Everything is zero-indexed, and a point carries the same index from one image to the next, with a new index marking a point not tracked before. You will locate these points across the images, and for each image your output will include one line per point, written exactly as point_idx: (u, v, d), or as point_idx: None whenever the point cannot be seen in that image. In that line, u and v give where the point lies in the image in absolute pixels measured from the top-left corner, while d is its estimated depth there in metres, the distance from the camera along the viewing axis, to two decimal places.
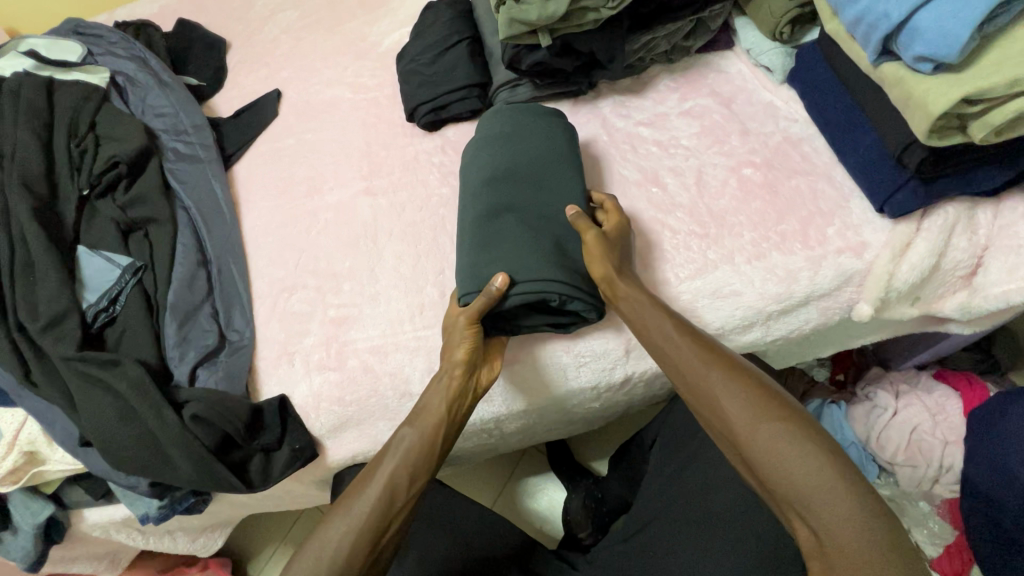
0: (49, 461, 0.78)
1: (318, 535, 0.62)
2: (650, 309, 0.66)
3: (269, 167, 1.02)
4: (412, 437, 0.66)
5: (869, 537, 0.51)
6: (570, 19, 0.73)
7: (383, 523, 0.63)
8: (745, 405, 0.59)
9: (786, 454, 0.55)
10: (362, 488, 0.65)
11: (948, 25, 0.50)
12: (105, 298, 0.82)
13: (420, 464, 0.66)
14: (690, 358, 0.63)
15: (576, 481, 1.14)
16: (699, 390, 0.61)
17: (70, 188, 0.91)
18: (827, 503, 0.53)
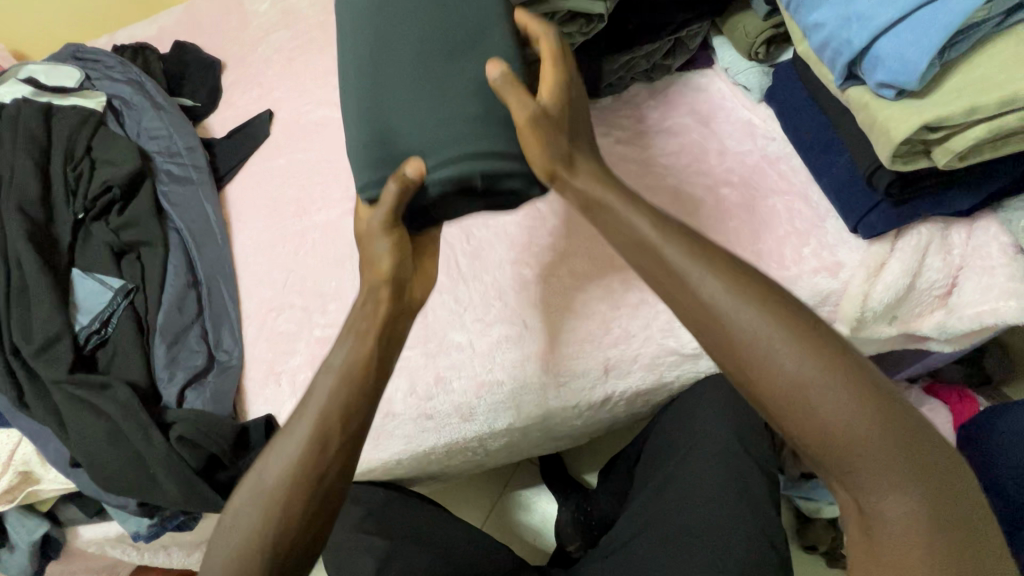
0: (43, 480, 0.80)
1: (251, 485, 0.54)
2: (650, 221, 0.51)
3: (260, 187, 1.04)
4: (334, 368, 0.57)
5: (936, 512, 0.41)
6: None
7: (322, 468, 0.54)
8: (777, 351, 0.45)
9: (838, 413, 0.43)
10: (291, 430, 0.55)
11: (908, 53, 0.50)
12: (97, 321, 0.84)
13: (348, 395, 0.56)
14: (710, 290, 0.47)
15: (567, 494, 1.15)
16: (719, 334, 0.47)
17: (66, 212, 0.94)
18: (886, 474, 0.42)
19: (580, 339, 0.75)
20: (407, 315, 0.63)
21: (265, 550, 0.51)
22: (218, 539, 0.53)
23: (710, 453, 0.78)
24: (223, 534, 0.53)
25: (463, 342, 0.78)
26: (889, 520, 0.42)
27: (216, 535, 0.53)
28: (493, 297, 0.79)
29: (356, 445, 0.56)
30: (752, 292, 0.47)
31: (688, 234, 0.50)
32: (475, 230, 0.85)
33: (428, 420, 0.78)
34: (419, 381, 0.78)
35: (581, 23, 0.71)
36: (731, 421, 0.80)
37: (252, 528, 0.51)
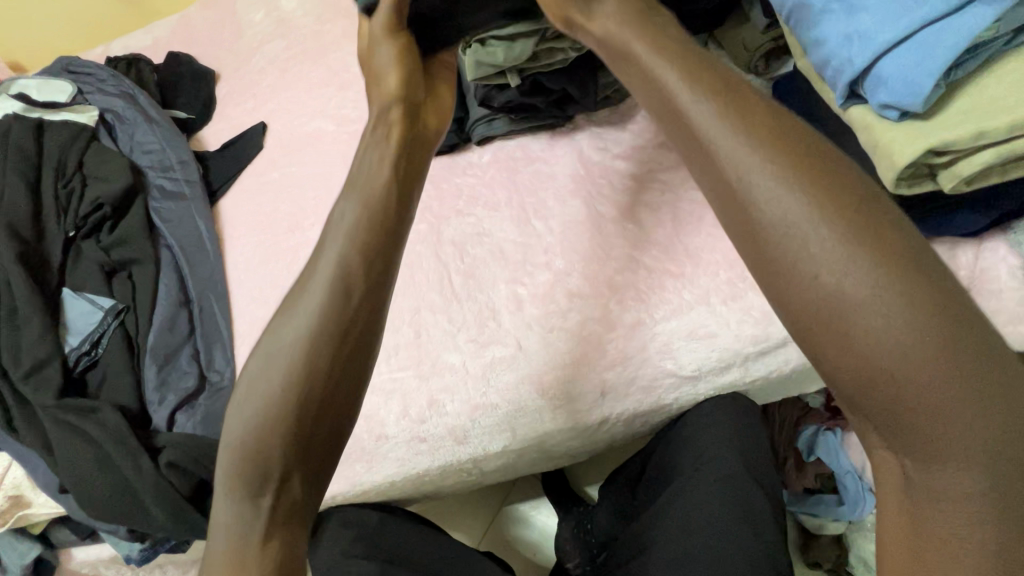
0: (34, 504, 0.80)
1: (266, 353, 0.49)
2: (695, 89, 0.44)
3: (253, 202, 1.02)
4: (354, 207, 0.54)
5: (1008, 468, 0.33)
6: (539, 58, 0.74)
7: (347, 321, 0.50)
8: (813, 233, 0.37)
9: (896, 338, 0.34)
10: (309, 291, 0.51)
11: (911, 74, 0.49)
12: (87, 342, 0.83)
13: (369, 238, 0.52)
14: (755, 177, 0.39)
15: (569, 508, 1.14)
16: (761, 231, 0.39)
17: (57, 229, 0.93)
18: (953, 415, 0.34)
19: (575, 361, 0.73)
20: (427, 146, 0.62)
21: (288, 424, 0.47)
22: (230, 423, 0.48)
23: (713, 484, 0.72)
24: (233, 421, 0.48)
25: (457, 363, 0.77)
26: (940, 470, 0.34)
27: (227, 421, 0.49)
28: (487, 317, 0.78)
29: (379, 294, 0.51)
30: (809, 181, 0.38)
31: (741, 99, 0.42)
32: (469, 247, 0.84)
33: (422, 442, 0.77)
34: (412, 404, 0.77)
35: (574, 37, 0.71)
36: (737, 449, 0.74)
37: (269, 402, 0.47)
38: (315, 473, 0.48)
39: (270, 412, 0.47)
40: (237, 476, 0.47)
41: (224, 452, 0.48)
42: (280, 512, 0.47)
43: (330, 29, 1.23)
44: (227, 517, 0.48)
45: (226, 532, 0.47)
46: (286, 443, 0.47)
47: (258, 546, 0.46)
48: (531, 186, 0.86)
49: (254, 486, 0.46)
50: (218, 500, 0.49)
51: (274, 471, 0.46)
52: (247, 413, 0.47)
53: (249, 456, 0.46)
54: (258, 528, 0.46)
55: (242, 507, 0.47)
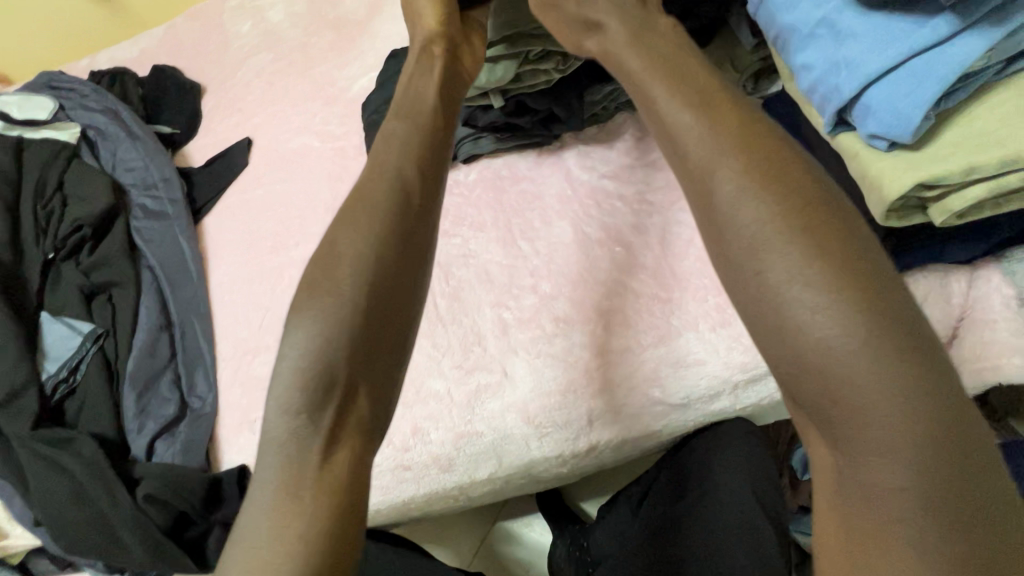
0: (10, 536, 0.78)
1: (327, 265, 0.52)
2: (667, 91, 0.49)
3: (237, 220, 1.00)
4: (405, 136, 0.59)
5: (930, 452, 0.37)
6: (523, 80, 0.76)
7: (404, 234, 0.54)
8: (766, 241, 0.41)
9: (834, 333, 0.38)
10: (366, 203, 0.55)
11: (900, 105, 0.47)
12: (64, 369, 0.82)
13: (420, 162, 0.58)
14: (724, 174, 0.43)
15: (564, 526, 1.11)
16: (724, 226, 0.43)
17: (36, 252, 0.92)
18: (874, 421, 0.38)
19: (562, 389, 0.72)
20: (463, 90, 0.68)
21: (353, 329, 0.49)
22: (296, 331, 0.49)
23: (726, 514, 0.73)
24: (296, 327, 0.50)
25: (442, 390, 0.75)
26: (869, 452, 0.38)
27: (287, 329, 0.50)
28: (472, 342, 0.76)
29: (434, 191, 0.58)
30: (769, 178, 0.42)
31: (712, 98, 0.47)
32: (454, 269, 0.82)
33: (407, 471, 0.75)
34: (396, 432, 0.75)
35: (556, 60, 0.74)
36: (746, 474, 0.75)
37: (331, 309, 0.49)
38: (376, 392, 0.50)
39: (352, 289, 0.50)
40: (297, 389, 0.48)
41: (282, 363, 0.49)
42: (344, 426, 0.49)
43: (316, 42, 1.21)
44: (282, 435, 0.48)
45: (280, 449, 0.48)
46: (347, 348, 0.49)
47: (318, 461, 0.47)
48: (517, 206, 0.84)
49: (316, 400, 0.48)
50: (269, 411, 0.49)
51: (340, 385, 0.48)
52: (319, 310, 0.49)
53: (315, 364, 0.48)
54: (319, 443, 0.48)
55: (301, 425, 0.48)
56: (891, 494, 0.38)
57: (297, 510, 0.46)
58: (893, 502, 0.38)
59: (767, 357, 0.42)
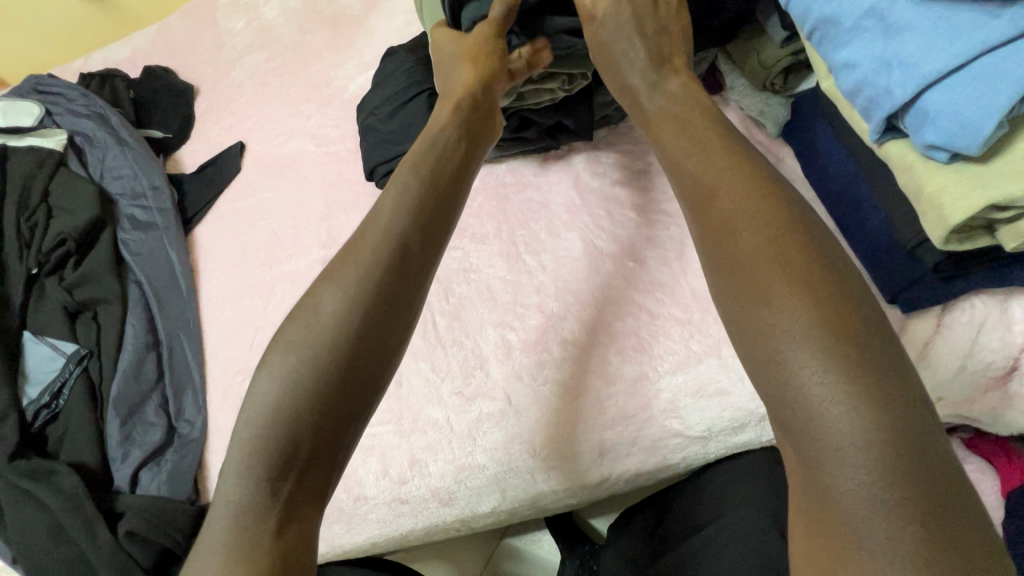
0: None
1: (304, 322, 0.49)
2: (680, 139, 0.53)
3: (229, 231, 0.95)
4: (407, 188, 0.56)
5: (894, 457, 0.35)
6: (525, 99, 0.71)
7: (398, 298, 0.51)
8: (751, 254, 0.43)
9: (798, 334, 0.40)
10: (356, 262, 0.52)
11: (966, 111, 0.40)
12: (47, 393, 0.78)
13: (421, 214, 0.55)
14: (719, 202, 0.47)
15: (574, 547, 1.07)
16: (711, 247, 0.46)
17: (18, 268, 0.88)
18: (845, 441, 0.36)
19: (571, 419, 0.66)
20: (486, 131, 0.64)
21: (320, 396, 0.46)
22: (272, 364, 0.48)
23: (748, 548, 0.66)
24: (264, 381, 0.47)
25: (441, 419, 0.70)
26: (833, 452, 0.37)
27: (257, 379, 0.48)
28: (474, 366, 0.71)
29: (437, 234, 0.55)
30: (754, 204, 0.45)
31: (718, 146, 0.50)
32: (454, 285, 0.76)
33: (404, 504, 0.70)
34: (392, 463, 0.70)
35: (563, 79, 0.69)
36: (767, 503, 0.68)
37: (304, 371, 0.47)
38: (333, 464, 0.47)
39: (324, 334, 0.48)
40: (257, 446, 0.45)
41: (246, 415, 0.47)
42: (300, 494, 0.45)
43: (311, 40, 1.15)
44: (236, 495, 0.45)
45: (234, 510, 0.45)
46: (310, 419, 0.46)
47: (267, 533, 0.44)
48: (522, 217, 0.78)
49: (276, 465, 0.45)
50: (227, 467, 0.46)
51: (298, 454, 0.45)
52: (299, 336, 0.49)
53: (278, 428, 0.45)
54: (271, 513, 0.44)
55: (258, 490, 0.45)
56: (853, 495, 0.36)
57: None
58: (857, 506, 0.36)
59: (743, 361, 0.43)
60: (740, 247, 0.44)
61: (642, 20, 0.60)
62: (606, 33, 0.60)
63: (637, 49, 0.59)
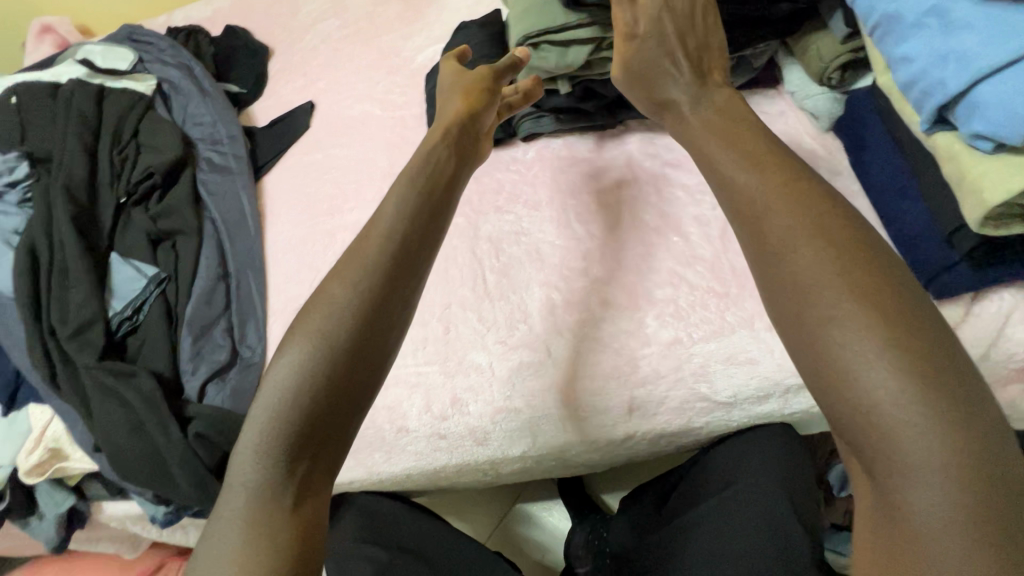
0: (72, 457, 0.83)
1: (321, 312, 0.54)
2: (728, 156, 0.56)
3: (297, 180, 1.03)
4: (405, 201, 0.62)
5: (970, 477, 0.38)
6: (593, 67, 0.78)
7: (399, 291, 0.57)
8: (818, 272, 0.46)
9: (871, 358, 0.42)
10: (365, 261, 0.57)
11: (1012, 105, 0.44)
12: (130, 307, 0.86)
13: (418, 223, 0.61)
14: (776, 227, 0.49)
15: (585, 514, 1.14)
16: (772, 267, 0.49)
17: (109, 196, 0.96)
18: (918, 452, 0.39)
19: (606, 376, 0.71)
20: (474, 154, 0.73)
21: (331, 376, 0.52)
22: (290, 350, 0.53)
23: (757, 500, 0.69)
24: (282, 365, 0.52)
25: (485, 364, 0.75)
26: (906, 469, 0.40)
27: (274, 368, 0.52)
28: (518, 319, 0.76)
29: (434, 234, 0.62)
30: (814, 228, 0.48)
31: (770, 165, 0.53)
32: (506, 246, 0.82)
33: (442, 440, 0.76)
34: (436, 400, 0.76)
35: None
36: (782, 472, 0.70)
37: (319, 356, 0.52)
38: (342, 445, 0.53)
39: (340, 322, 0.53)
40: (277, 426, 0.50)
41: (263, 399, 0.51)
42: (313, 474, 0.51)
43: (384, 12, 1.21)
44: (257, 474, 0.49)
45: (250, 489, 0.49)
46: (321, 399, 0.51)
47: (287, 502, 0.49)
48: (574, 187, 0.83)
49: (294, 445, 0.50)
50: (244, 447, 0.51)
51: (316, 432, 0.51)
52: (315, 322, 0.54)
53: (291, 412, 0.50)
54: (290, 486, 0.49)
55: (276, 467, 0.49)
56: (928, 511, 0.38)
57: (266, 543, 0.46)
58: (933, 523, 0.38)
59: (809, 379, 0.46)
60: (810, 263, 0.47)
61: (682, 37, 0.65)
62: (647, 49, 0.65)
63: (682, 73, 0.64)
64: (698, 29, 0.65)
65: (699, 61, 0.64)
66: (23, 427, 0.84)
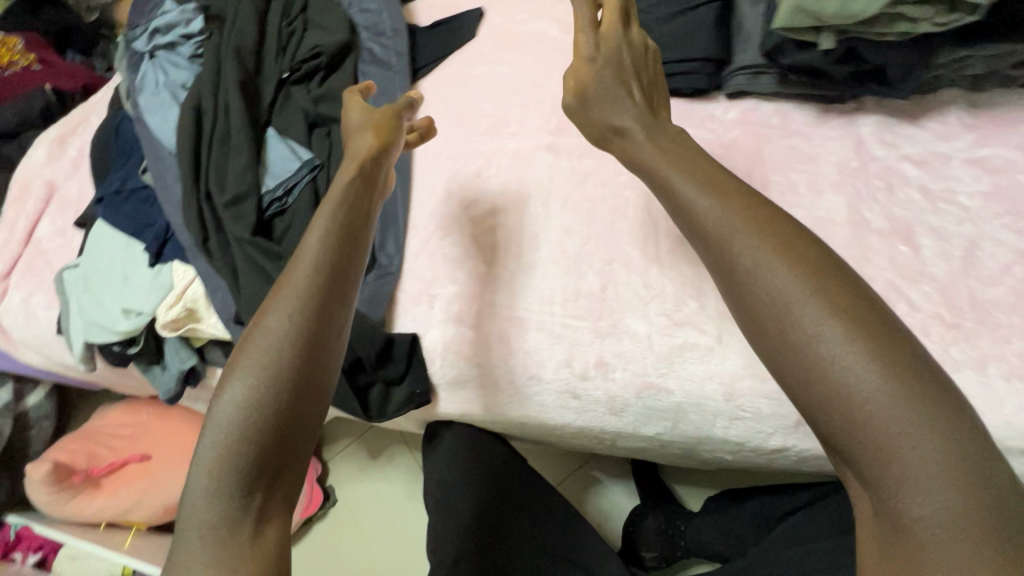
0: (204, 321, 0.85)
1: (254, 347, 0.50)
2: (694, 180, 0.51)
3: (457, 91, 0.96)
4: (324, 226, 0.54)
5: (962, 476, 0.38)
6: (875, 26, 0.59)
7: (331, 309, 0.52)
8: (807, 299, 0.44)
9: (856, 371, 0.41)
10: (293, 289, 0.52)
11: None
12: (281, 188, 0.83)
13: (346, 247, 0.55)
14: (745, 250, 0.46)
15: (658, 500, 1.10)
16: (744, 292, 0.46)
17: (273, 68, 0.92)
18: (919, 467, 0.39)
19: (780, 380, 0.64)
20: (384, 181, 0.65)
21: (274, 419, 0.49)
22: (224, 399, 0.49)
23: None
24: (226, 403, 0.49)
25: (642, 333, 0.69)
26: (905, 481, 0.39)
27: (215, 411, 0.49)
28: (689, 296, 0.69)
29: (359, 259, 0.56)
30: (784, 244, 0.46)
31: (734, 191, 0.50)
32: None
33: (573, 399, 0.72)
34: (579, 356, 0.71)
35: (941, 8, 0.58)
36: None
37: (260, 402, 0.48)
38: (301, 468, 0.51)
39: (274, 363, 0.49)
40: (229, 460, 0.48)
41: (208, 442, 0.49)
42: (272, 501, 0.49)
43: None
44: (211, 513, 0.48)
45: (208, 527, 0.47)
46: (270, 440, 0.48)
47: (247, 531, 0.48)
48: (779, 163, 0.73)
49: (244, 481, 0.48)
50: (195, 485, 0.48)
51: (268, 466, 0.49)
52: (253, 362, 0.50)
53: (239, 456, 0.48)
54: (248, 517, 0.48)
55: (230, 502, 0.48)
56: (929, 517, 0.38)
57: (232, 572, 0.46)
58: (934, 528, 0.38)
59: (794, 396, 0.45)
60: (792, 292, 0.44)
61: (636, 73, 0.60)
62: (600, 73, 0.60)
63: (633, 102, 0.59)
64: (653, 66, 0.63)
65: (648, 98, 0.61)
66: (166, 281, 0.85)
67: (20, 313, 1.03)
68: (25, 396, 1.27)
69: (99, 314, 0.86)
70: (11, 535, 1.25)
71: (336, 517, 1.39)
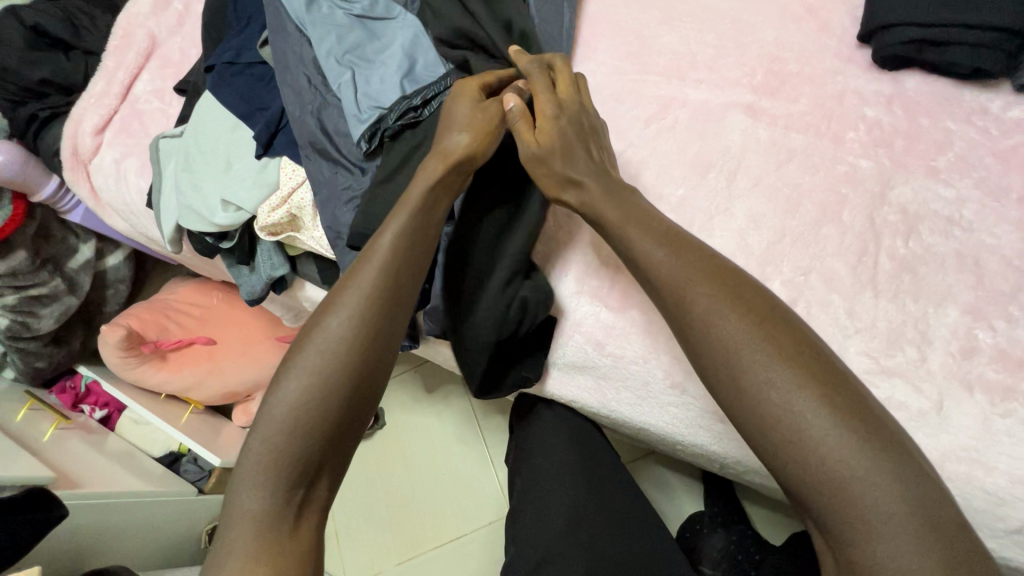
0: (305, 231, 0.76)
1: (312, 348, 0.50)
2: (650, 236, 0.52)
3: (633, 8, 0.76)
4: (398, 225, 0.55)
5: (920, 523, 0.37)
6: None
7: (399, 308, 0.53)
8: (754, 343, 0.43)
9: (805, 410, 0.40)
10: (357, 281, 0.53)
11: None
12: (419, 97, 0.68)
13: (417, 253, 0.56)
14: (699, 300, 0.46)
15: (733, 518, 1.01)
16: (699, 342, 0.46)
17: None
18: (876, 513, 0.37)
19: (1011, 478, 0.50)
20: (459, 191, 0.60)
21: (330, 406, 0.48)
22: (282, 391, 0.49)
23: None
24: (276, 404, 0.48)
25: None
26: (865, 528, 0.37)
27: (272, 400, 0.49)
28: (912, 341, 0.55)
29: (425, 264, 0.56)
30: (735, 293, 0.46)
31: (684, 247, 0.50)
32: (926, 231, 0.58)
33: (718, 422, 0.61)
34: None
35: None
36: None
37: (324, 385, 0.48)
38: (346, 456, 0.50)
39: (336, 355, 0.49)
40: (275, 449, 0.47)
41: (261, 432, 0.48)
42: (319, 483, 0.48)
43: None
44: (256, 500, 0.46)
45: (251, 517, 0.45)
46: (324, 426, 0.48)
47: (287, 522, 0.46)
48: None
49: (295, 467, 0.46)
50: (243, 475, 0.47)
51: (313, 455, 0.47)
52: (310, 354, 0.49)
53: (287, 440, 0.47)
54: (291, 506, 0.46)
55: (276, 491, 0.46)
56: (889, 568, 0.36)
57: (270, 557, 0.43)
58: None
59: (750, 441, 0.43)
60: (743, 344, 0.43)
61: (588, 135, 0.60)
62: (555, 127, 0.59)
63: (587, 157, 0.58)
64: (603, 132, 0.62)
65: (602, 157, 0.60)
66: (271, 179, 0.75)
67: (111, 174, 0.97)
68: (105, 256, 1.25)
69: (195, 199, 0.78)
70: (79, 386, 1.27)
71: (380, 441, 1.31)
